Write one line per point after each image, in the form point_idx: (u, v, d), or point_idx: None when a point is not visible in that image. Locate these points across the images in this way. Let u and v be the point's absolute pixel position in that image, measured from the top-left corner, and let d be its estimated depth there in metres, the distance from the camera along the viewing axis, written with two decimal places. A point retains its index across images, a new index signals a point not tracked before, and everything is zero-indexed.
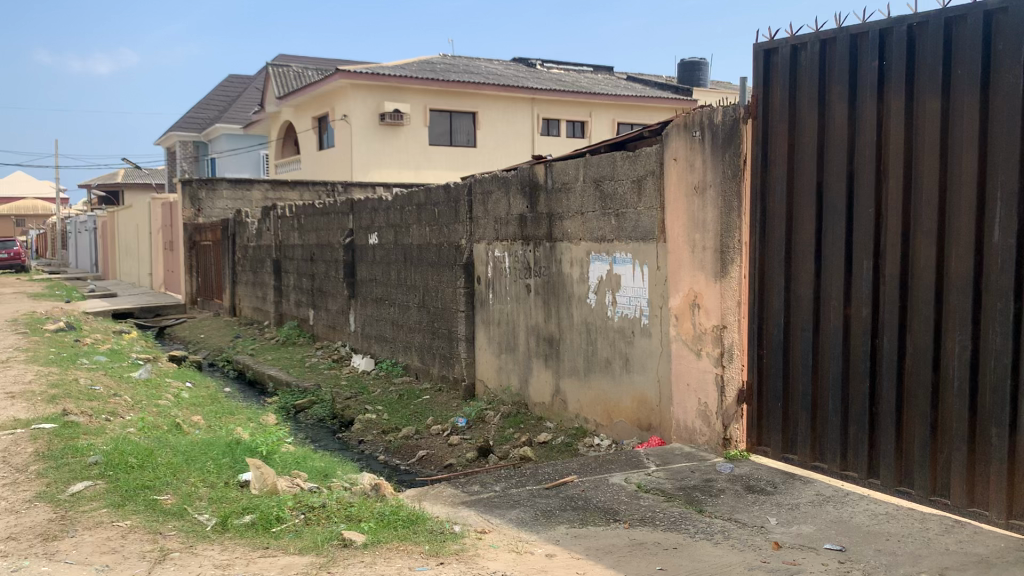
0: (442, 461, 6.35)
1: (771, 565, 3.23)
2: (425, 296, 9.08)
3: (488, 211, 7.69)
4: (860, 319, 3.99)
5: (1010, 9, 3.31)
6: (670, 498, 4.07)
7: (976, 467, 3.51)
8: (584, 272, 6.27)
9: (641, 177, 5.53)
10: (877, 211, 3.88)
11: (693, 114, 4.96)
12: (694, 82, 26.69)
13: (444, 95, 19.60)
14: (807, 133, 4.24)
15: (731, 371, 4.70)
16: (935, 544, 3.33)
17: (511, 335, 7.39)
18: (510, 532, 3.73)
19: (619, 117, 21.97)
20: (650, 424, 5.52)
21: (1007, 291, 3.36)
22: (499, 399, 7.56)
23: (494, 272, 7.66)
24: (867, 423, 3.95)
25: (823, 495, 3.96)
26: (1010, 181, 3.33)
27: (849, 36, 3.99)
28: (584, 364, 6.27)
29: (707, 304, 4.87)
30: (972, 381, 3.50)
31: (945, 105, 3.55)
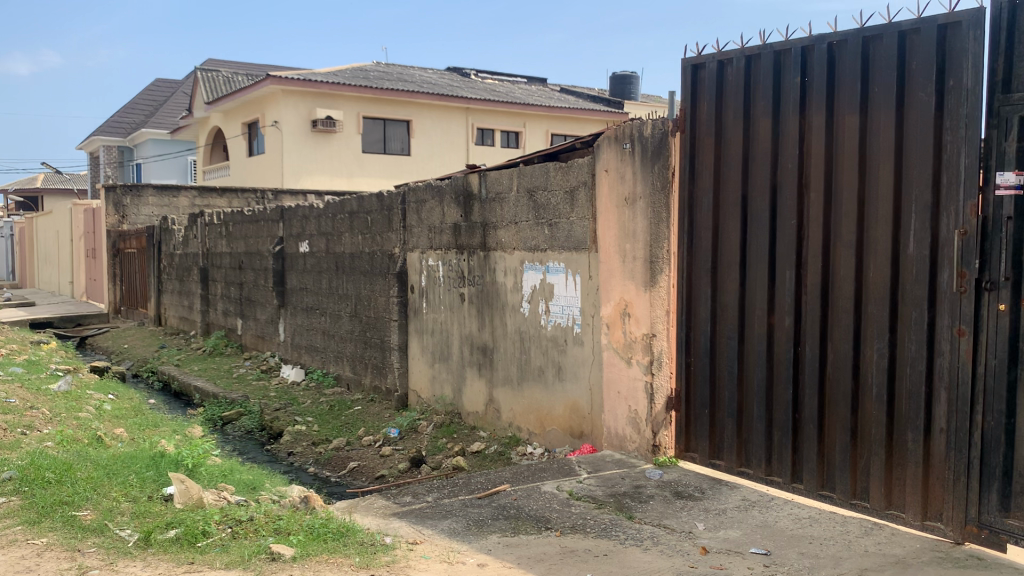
0: (374, 472, 6.29)
1: (699, 569, 3.29)
2: (357, 305, 9.00)
3: (421, 219, 7.67)
4: (783, 327, 4.10)
5: (923, 31, 3.46)
6: (600, 505, 4.11)
7: (894, 471, 3.64)
8: (517, 281, 6.30)
9: (574, 187, 5.59)
10: (799, 223, 4.00)
11: (623, 126, 5.03)
12: (625, 95, 27.12)
13: (376, 103, 19.48)
14: (733, 146, 4.34)
15: (661, 379, 4.78)
16: (855, 546, 3.43)
17: (445, 344, 7.37)
18: (441, 542, 3.71)
19: (552, 128, 22.34)
20: (582, 431, 5.57)
21: (921, 300, 3.49)
22: (432, 409, 7.54)
23: (427, 281, 7.64)
24: (790, 429, 4.06)
25: (749, 500, 4.06)
26: (924, 195, 3.47)
27: (772, 52, 4.11)
28: (518, 372, 6.29)
29: (637, 312, 4.94)
30: (890, 388, 3.63)
31: (863, 121, 3.69)
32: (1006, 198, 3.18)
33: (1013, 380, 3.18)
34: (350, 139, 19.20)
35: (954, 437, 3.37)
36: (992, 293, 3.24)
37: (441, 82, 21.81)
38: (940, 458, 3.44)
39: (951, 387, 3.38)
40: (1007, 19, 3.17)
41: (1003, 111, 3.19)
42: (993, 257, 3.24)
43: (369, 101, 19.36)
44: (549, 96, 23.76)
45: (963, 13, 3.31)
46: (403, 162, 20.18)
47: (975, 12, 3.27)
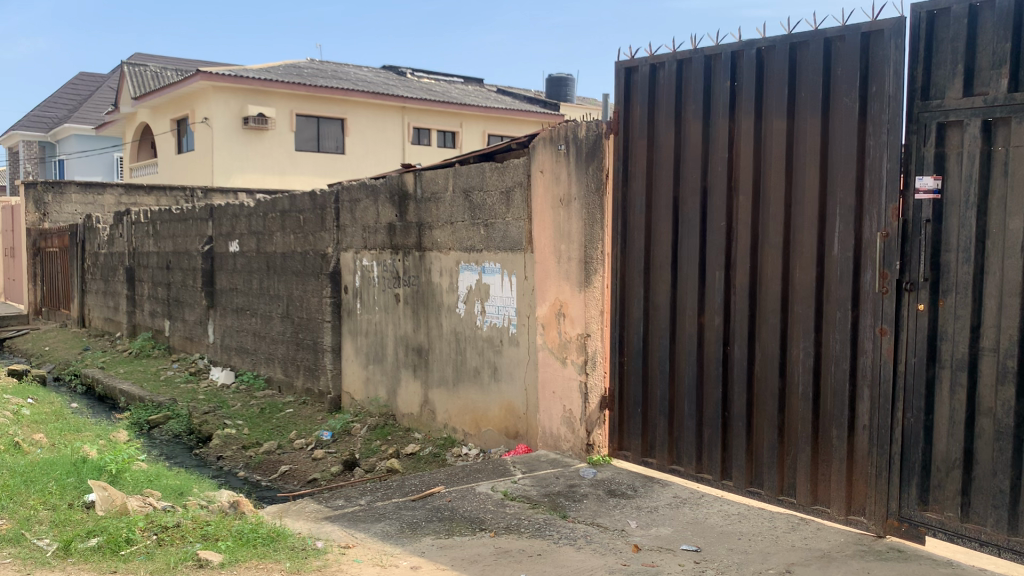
0: (306, 476, 6.18)
1: (630, 567, 3.32)
2: (288, 306, 8.85)
3: (356, 218, 7.58)
4: (713, 327, 4.17)
5: (847, 38, 3.55)
6: (534, 505, 4.12)
7: (819, 466, 3.73)
8: (453, 281, 6.28)
9: (510, 188, 5.58)
10: (729, 225, 4.07)
11: (558, 128, 5.05)
12: (561, 97, 27.27)
13: (310, 101, 19.19)
14: (664, 148, 4.40)
15: (595, 378, 4.82)
16: (783, 541, 3.51)
17: (379, 345, 7.30)
18: (374, 545, 3.67)
19: (488, 129, 22.37)
20: (517, 432, 5.57)
21: (845, 300, 3.59)
22: (366, 411, 7.47)
23: (361, 282, 7.56)
24: (720, 428, 4.13)
25: (680, 498, 4.12)
26: (847, 198, 3.57)
27: (703, 57, 4.18)
28: (453, 373, 6.27)
29: (572, 312, 4.97)
30: (815, 386, 3.73)
31: (790, 125, 3.78)
32: (925, 201, 3.28)
33: (932, 378, 3.30)
34: (282, 137, 18.89)
35: (876, 434, 3.47)
36: (912, 294, 3.35)
37: (376, 80, 21.62)
38: (863, 453, 3.54)
39: (874, 385, 3.48)
40: (926, 28, 3.27)
41: (922, 117, 3.29)
42: (912, 259, 3.34)
43: (303, 98, 19.07)
44: (486, 96, 23.77)
45: (885, 22, 3.41)
46: (337, 160, 19.95)
47: (896, 21, 3.37)
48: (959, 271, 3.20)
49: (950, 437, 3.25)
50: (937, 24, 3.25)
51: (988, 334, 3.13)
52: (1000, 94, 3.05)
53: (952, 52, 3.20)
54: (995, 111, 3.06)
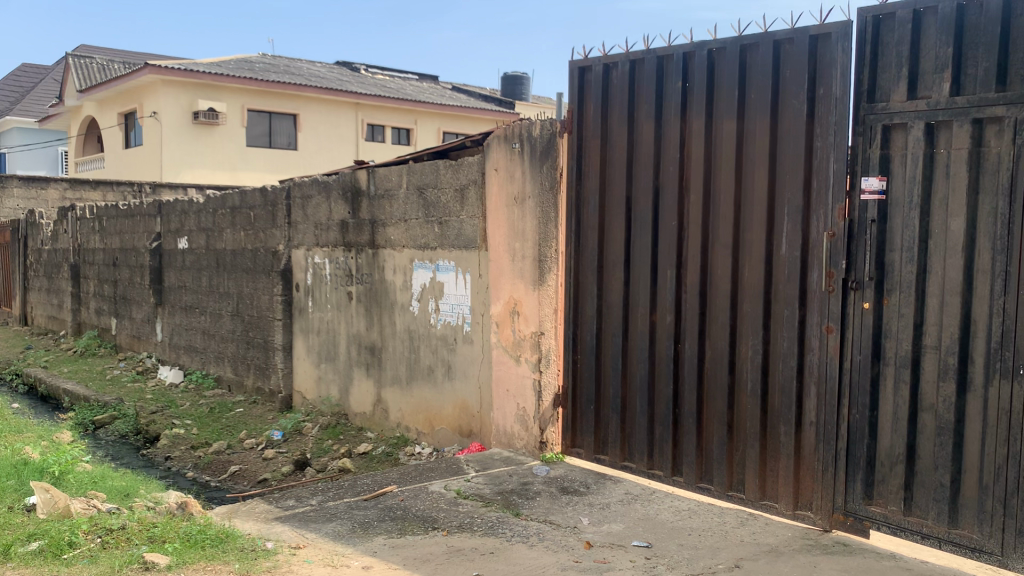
0: (256, 476, 6.09)
1: (582, 564, 3.33)
2: (239, 304, 8.73)
3: (307, 215, 7.50)
4: (664, 325, 4.21)
5: (796, 41, 3.61)
6: (487, 503, 4.12)
7: (767, 462, 3.80)
8: (407, 279, 6.24)
9: (464, 186, 5.57)
10: (680, 224, 4.11)
11: (512, 126, 5.05)
12: (517, 96, 27.32)
13: (262, 96, 18.93)
14: (617, 148, 4.43)
15: (548, 376, 4.83)
16: (732, 536, 3.56)
17: (331, 343, 7.24)
18: (326, 546, 3.63)
19: (443, 126, 22.30)
20: (471, 430, 5.56)
21: (792, 299, 3.65)
22: (318, 410, 7.40)
23: (313, 279, 7.48)
24: (671, 424, 4.18)
25: (632, 494, 4.15)
26: (795, 198, 3.62)
27: (656, 57, 4.21)
28: (406, 372, 6.24)
29: (525, 311, 4.97)
30: (763, 383, 3.79)
31: (740, 126, 3.83)
32: (871, 202, 3.35)
33: (876, 375, 3.37)
34: (233, 133, 18.59)
35: (823, 430, 3.54)
36: (857, 292, 3.42)
37: (329, 75, 21.40)
38: (809, 449, 3.61)
39: (820, 382, 3.55)
40: (872, 32, 3.34)
41: (868, 119, 3.36)
42: (858, 257, 3.41)
43: (254, 93, 18.79)
44: (441, 94, 23.69)
45: (832, 26, 3.47)
46: (289, 156, 19.70)
47: (843, 25, 3.43)
48: (903, 270, 3.27)
49: (894, 432, 3.32)
50: (882, 28, 3.32)
51: (930, 332, 3.21)
52: (942, 97, 3.13)
53: (897, 56, 3.27)
54: (937, 114, 3.14)
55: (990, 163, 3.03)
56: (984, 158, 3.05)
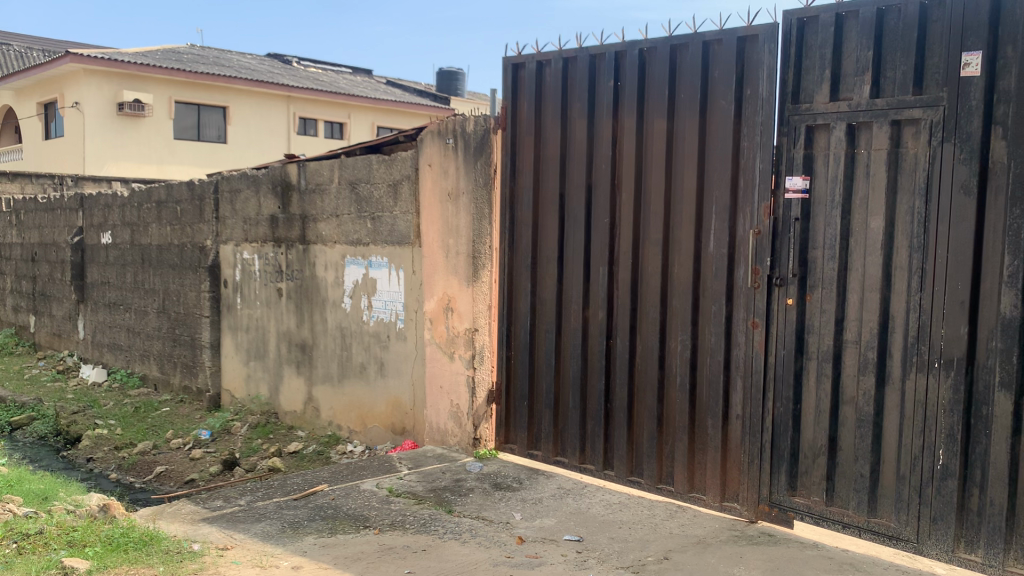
0: (182, 477, 5.94)
1: (514, 560, 3.34)
2: (165, 301, 8.51)
3: (236, 210, 7.36)
4: (596, 321, 4.25)
5: (724, 42, 3.68)
6: (420, 500, 4.10)
7: (695, 455, 3.87)
8: (339, 275, 6.17)
9: (397, 181, 5.51)
10: (612, 221, 4.16)
11: (445, 121, 5.02)
12: (452, 91, 27.26)
13: (190, 87, 18.46)
14: (551, 145, 4.45)
15: (482, 373, 4.82)
16: (661, 529, 3.61)
17: (261, 341, 7.11)
18: (254, 546, 3.57)
19: (378, 121, 22.39)
20: (404, 428, 5.53)
21: (720, 295, 3.72)
22: (247, 409, 7.27)
23: (242, 275, 7.34)
24: (603, 419, 4.22)
25: (564, 489, 4.18)
26: (722, 197, 3.69)
27: (588, 56, 4.24)
28: (338, 369, 6.17)
29: (459, 307, 4.95)
30: (692, 378, 3.86)
31: (670, 125, 3.89)
32: (795, 201, 3.44)
33: (800, 369, 3.46)
34: (160, 125, 18.09)
35: (749, 423, 3.62)
36: (782, 289, 3.50)
37: (260, 68, 21.04)
38: (736, 442, 3.69)
39: (746, 376, 3.63)
40: (797, 35, 3.42)
41: (793, 120, 3.44)
42: (782, 254, 3.49)
43: (182, 85, 18.32)
44: (375, 87, 23.58)
45: (758, 27, 3.54)
46: (218, 149, 19.32)
47: (769, 27, 3.51)
48: (825, 268, 3.36)
49: (817, 425, 3.42)
50: (806, 31, 3.40)
51: (851, 327, 3.31)
52: (862, 99, 3.22)
53: (820, 58, 3.35)
54: (858, 115, 3.24)
55: (907, 164, 3.13)
56: (902, 159, 3.15)
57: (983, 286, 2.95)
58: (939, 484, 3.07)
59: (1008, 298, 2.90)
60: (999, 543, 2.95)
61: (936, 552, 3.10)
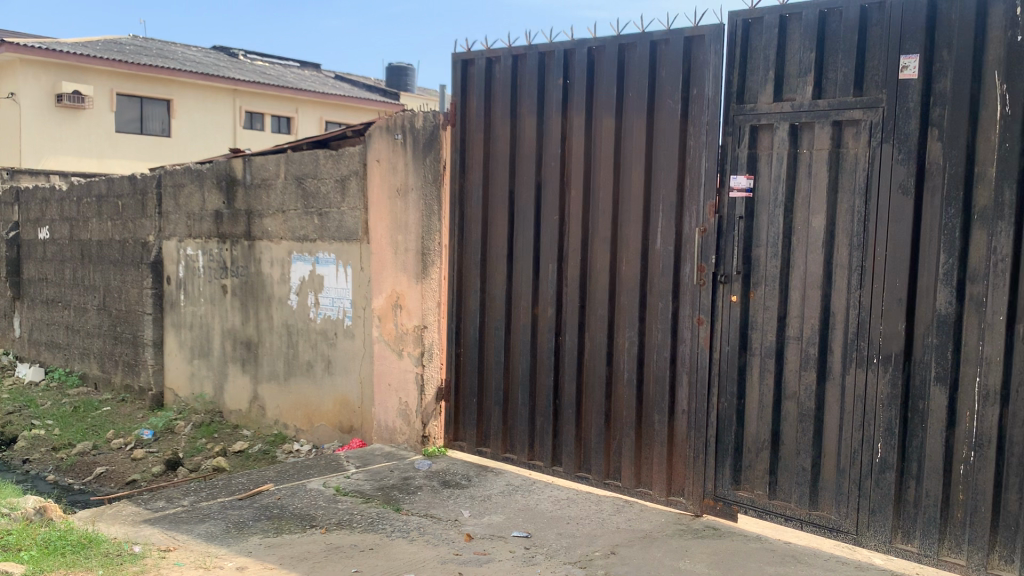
0: (124, 477, 5.81)
1: (462, 557, 3.34)
2: (105, 298, 8.32)
3: (179, 205, 7.22)
4: (546, 318, 4.27)
5: (671, 42, 3.72)
6: (367, 499, 4.07)
7: (643, 450, 3.91)
8: (284, 272, 6.09)
9: (345, 177, 5.46)
10: (561, 219, 4.18)
11: (394, 116, 4.98)
12: (401, 85, 27.08)
13: (132, 79, 18.04)
14: (500, 142, 4.45)
15: (431, 370, 4.80)
16: (608, 524, 3.64)
17: (205, 338, 6.99)
18: (197, 547, 3.51)
19: (326, 115, 22.22)
20: (351, 426, 5.49)
21: (666, 292, 3.76)
22: (191, 408, 7.15)
23: (185, 272, 7.21)
24: (551, 415, 4.24)
25: (513, 485, 4.19)
26: (669, 196, 3.74)
27: (537, 53, 4.25)
28: (284, 367, 6.10)
29: (408, 304, 4.92)
30: (639, 373, 3.89)
31: (618, 124, 3.92)
32: (739, 199, 3.49)
33: (744, 364, 3.52)
34: (101, 117, 17.63)
35: (694, 418, 3.67)
36: (726, 286, 3.55)
37: (205, 60, 20.64)
38: (682, 437, 3.74)
39: (691, 371, 3.68)
40: (742, 36, 3.47)
41: (737, 119, 3.49)
42: (727, 252, 3.54)
43: (124, 77, 17.91)
44: (323, 81, 23.34)
45: (705, 28, 3.58)
46: (162, 143, 18.94)
47: (715, 28, 3.55)
48: (768, 265, 3.42)
49: (760, 420, 3.48)
50: (751, 32, 3.45)
51: (793, 323, 3.37)
52: (805, 99, 3.28)
53: (764, 59, 3.40)
54: (801, 116, 3.30)
55: (848, 164, 3.20)
56: (843, 158, 3.22)
57: (920, 284, 3.03)
58: (878, 477, 3.15)
59: (943, 295, 2.98)
60: (934, 534, 3.04)
61: (874, 543, 3.18)
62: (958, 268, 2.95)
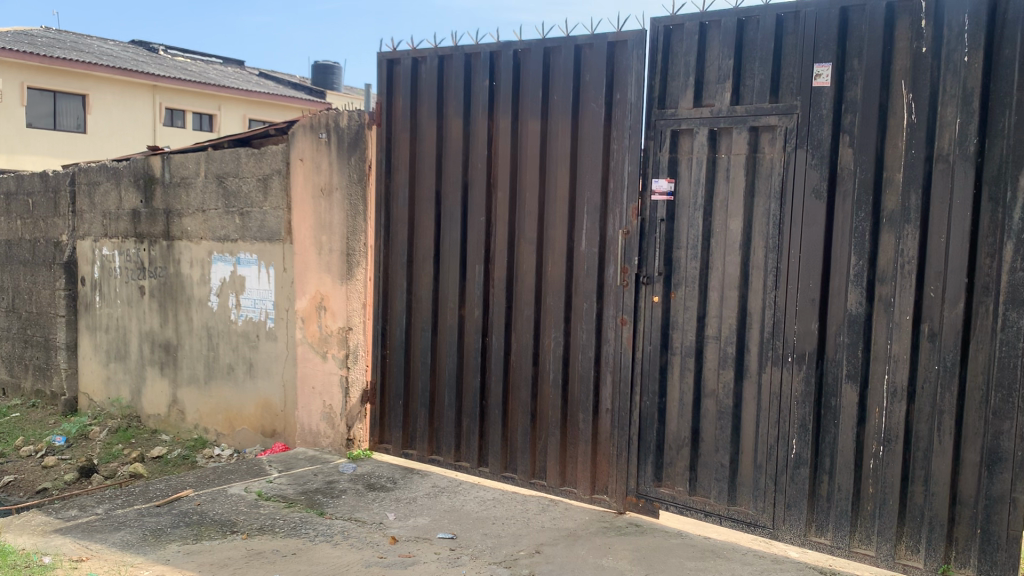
0: (34, 485, 5.58)
1: (387, 560, 3.32)
2: (15, 300, 8.00)
3: (94, 203, 6.99)
4: (472, 319, 4.28)
5: (595, 46, 3.77)
6: (290, 503, 4.02)
7: (567, 449, 3.96)
8: (204, 273, 5.96)
9: (267, 176, 5.36)
10: (487, 220, 4.19)
11: (318, 115, 4.93)
12: (328, 84, 26.75)
13: (45, 73, 17.32)
14: (427, 142, 4.44)
15: (356, 372, 4.76)
16: (534, 523, 3.67)
17: (122, 341, 6.79)
18: (112, 557, 3.40)
19: (249, 114, 21.88)
20: (274, 430, 5.40)
21: (591, 293, 3.82)
22: (107, 413, 6.93)
23: (100, 273, 6.99)
24: (478, 416, 4.26)
25: (439, 487, 4.18)
26: (594, 198, 3.79)
27: (463, 55, 4.26)
28: (204, 370, 5.97)
29: (332, 305, 4.87)
30: (564, 374, 3.94)
31: (544, 126, 3.96)
32: (661, 202, 3.56)
33: (665, 363, 3.59)
34: (11, 112, 16.82)
35: (618, 417, 3.74)
36: (648, 287, 3.62)
37: (122, 54, 20.02)
38: (606, 435, 3.80)
39: (615, 371, 3.74)
40: (663, 42, 3.54)
41: (659, 124, 3.56)
42: (649, 253, 3.61)
43: (37, 70, 17.16)
44: (247, 79, 22.87)
45: (628, 33, 3.64)
46: (76, 139, 18.24)
47: (637, 33, 3.61)
48: (687, 266, 3.50)
49: (680, 418, 3.55)
50: (672, 38, 3.53)
51: (711, 323, 3.46)
52: (724, 105, 3.36)
53: (685, 65, 3.48)
54: (719, 121, 3.38)
55: (764, 169, 3.30)
56: (760, 163, 3.32)
57: (832, 285, 3.14)
58: (793, 472, 3.25)
59: (854, 296, 3.09)
60: (846, 526, 3.15)
61: (790, 536, 3.28)
62: (868, 269, 3.07)
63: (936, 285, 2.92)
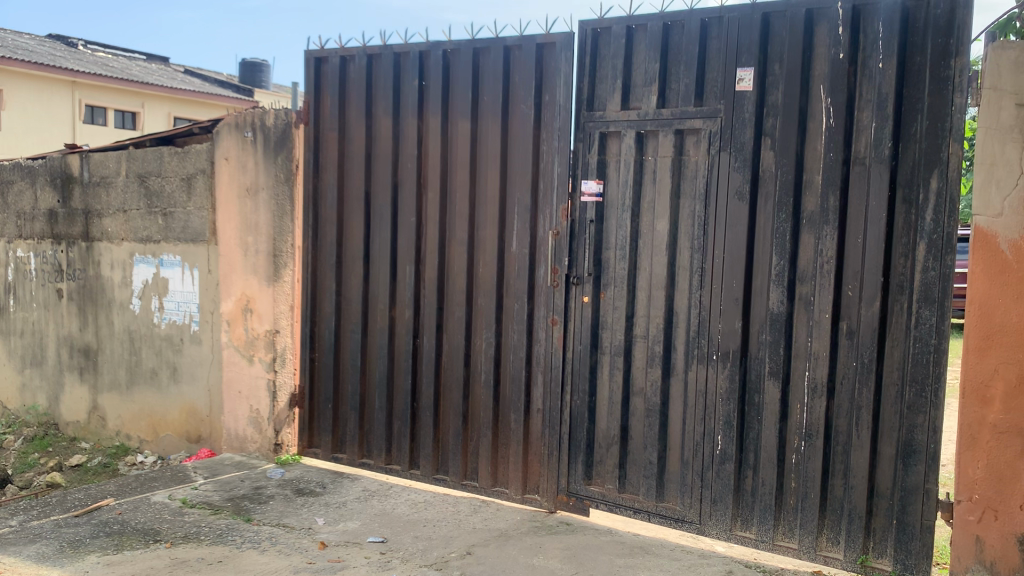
0: None
1: (316, 565, 3.28)
2: None
3: (9, 204, 6.75)
4: (403, 320, 4.25)
5: (524, 48, 3.79)
6: (216, 510, 3.93)
7: (499, 449, 3.97)
8: (126, 275, 5.79)
9: (191, 175, 5.23)
10: (418, 221, 4.17)
11: (244, 113, 4.83)
12: (256, 82, 26.25)
13: None
14: (355, 142, 4.40)
15: (284, 376, 4.68)
16: (465, 524, 3.67)
17: (38, 347, 6.55)
18: (26, 570, 3.29)
19: (174, 112, 21.36)
20: (199, 436, 5.28)
21: (522, 294, 3.83)
22: (22, 421, 6.69)
23: (15, 275, 6.74)
24: (409, 418, 4.23)
25: (369, 490, 4.14)
26: (524, 199, 3.80)
27: (392, 54, 4.23)
28: (126, 375, 5.80)
29: (258, 308, 4.78)
30: (496, 375, 3.95)
31: (474, 126, 3.96)
32: (590, 204, 3.59)
33: (595, 362, 3.63)
34: None
35: (549, 417, 3.77)
36: (578, 287, 3.65)
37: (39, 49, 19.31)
38: (538, 435, 3.82)
39: (546, 371, 3.76)
40: (591, 44, 3.58)
41: (587, 126, 3.60)
42: (579, 254, 3.64)
43: None
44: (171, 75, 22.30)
45: (556, 36, 3.67)
46: None
47: (566, 36, 3.64)
48: (616, 267, 3.55)
49: (610, 416, 3.60)
50: (600, 41, 3.58)
51: (640, 323, 3.51)
52: (650, 108, 3.42)
53: (613, 68, 3.53)
54: (646, 124, 3.43)
55: (690, 171, 3.37)
56: (685, 165, 3.38)
57: (755, 285, 3.22)
58: (718, 468, 3.32)
59: (776, 295, 3.17)
60: (770, 520, 3.23)
61: (716, 531, 3.34)
62: (790, 269, 3.15)
63: (854, 285, 3.03)
